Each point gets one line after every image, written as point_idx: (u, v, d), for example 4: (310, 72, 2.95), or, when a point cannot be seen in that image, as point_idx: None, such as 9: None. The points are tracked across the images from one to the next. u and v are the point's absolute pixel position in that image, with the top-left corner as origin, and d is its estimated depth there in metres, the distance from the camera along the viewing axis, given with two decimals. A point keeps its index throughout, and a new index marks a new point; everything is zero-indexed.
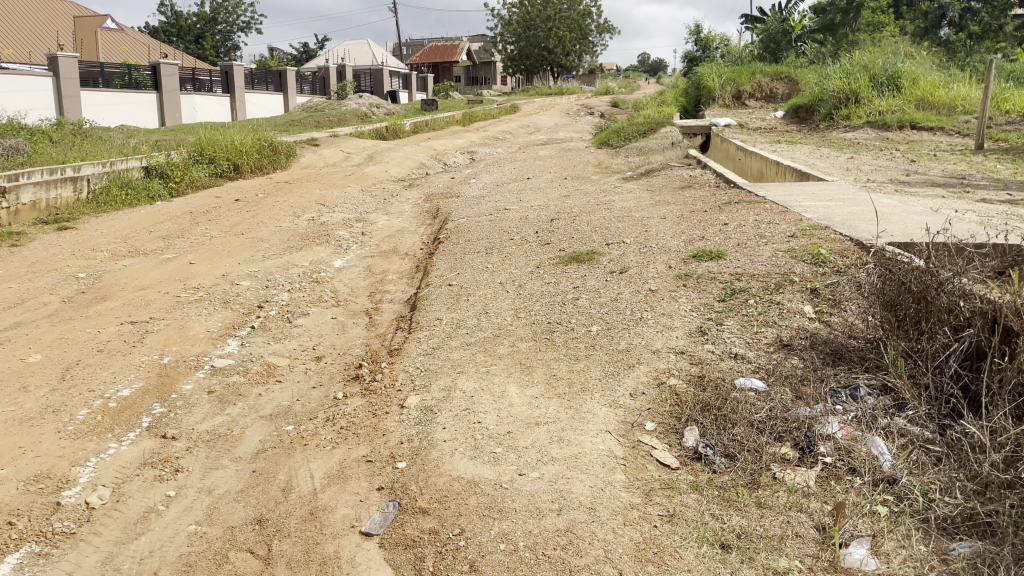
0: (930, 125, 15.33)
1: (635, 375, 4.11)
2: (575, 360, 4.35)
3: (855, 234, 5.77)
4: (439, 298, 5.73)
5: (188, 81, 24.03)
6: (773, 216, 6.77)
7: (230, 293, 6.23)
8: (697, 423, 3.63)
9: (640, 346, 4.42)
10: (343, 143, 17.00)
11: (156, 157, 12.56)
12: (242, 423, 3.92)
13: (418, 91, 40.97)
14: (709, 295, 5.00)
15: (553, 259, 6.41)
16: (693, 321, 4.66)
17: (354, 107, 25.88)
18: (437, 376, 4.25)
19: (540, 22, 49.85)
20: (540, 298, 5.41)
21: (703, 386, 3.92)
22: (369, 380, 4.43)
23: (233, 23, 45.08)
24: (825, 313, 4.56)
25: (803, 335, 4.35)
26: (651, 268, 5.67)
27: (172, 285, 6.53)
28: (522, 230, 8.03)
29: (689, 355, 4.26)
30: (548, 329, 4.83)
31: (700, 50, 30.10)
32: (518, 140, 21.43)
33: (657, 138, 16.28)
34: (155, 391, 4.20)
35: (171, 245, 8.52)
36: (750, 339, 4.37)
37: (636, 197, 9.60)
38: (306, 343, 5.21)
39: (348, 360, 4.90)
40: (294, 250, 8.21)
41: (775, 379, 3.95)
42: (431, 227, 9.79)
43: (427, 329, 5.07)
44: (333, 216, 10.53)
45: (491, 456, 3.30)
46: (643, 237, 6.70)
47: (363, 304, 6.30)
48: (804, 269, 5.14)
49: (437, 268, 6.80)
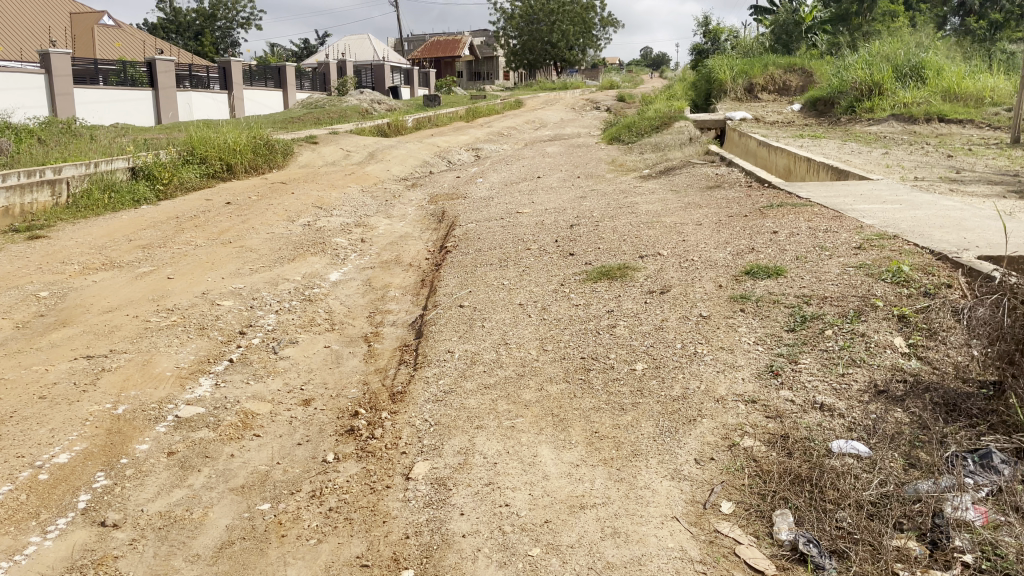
0: (958, 117, 14.46)
1: (699, 433, 3.28)
2: (618, 411, 3.52)
3: (936, 245, 4.94)
4: (449, 323, 4.90)
5: (185, 77, 23.11)
6: (829, 222, 5.94)
7: (207, 316, 5.41)
8: (787, 504, 2.82)
9: (698, 392, 3.59)
10: (343, 141, 16.11)
11: (143, 157, 11.75)
12: (205, 501, 3.12)
13: (420, 86, 40.15)
14: (775, 323, 4.17)
15: (579, 274, 5.59)
16: (760, 358, 3.83)
17: (354, 103, 25.01)
18: (449, 433, 3.43)
19: (544, 16, 48.75)
20: (569, 324, 4.59)
21: (787, 450, 3.11)
22: (366, 436, 3.59)
23: (232, 20, 44.32)
24: (922, 348, 3.75)
25: (901, 379, 3.52)
26: (698, 288, 4.84)
27: (143, 306, 5.71)
28: (539, 238, 7.20)
29: (764, 406, 3.43)
30: (582, 367, 4.00)
31: (709, 42, 29.21)
32: (524, 136, 20.56)
33: (673, 134, 15.31)
34: (100, 456, 3.40)
35: (150, 257, 7.70)
36: (837, 384, 3.52)
37: (661, 199, 8.75)
38: (293, 382, 4.39)
39: (342, 405, 4.07)
40: (285, 261, 7.38)
41: (879, 441, 3.13)
42: (437, 233, 8.97)
43: (436, 365, 4.24)
44: (331, 220, 9.72)
45: (525, 564, 2.51)
46: (682, 247, 5.86)
47: (360, 329, 5.48)
48: (886, 291, 4.30)
49: (445, 284, 5.97)
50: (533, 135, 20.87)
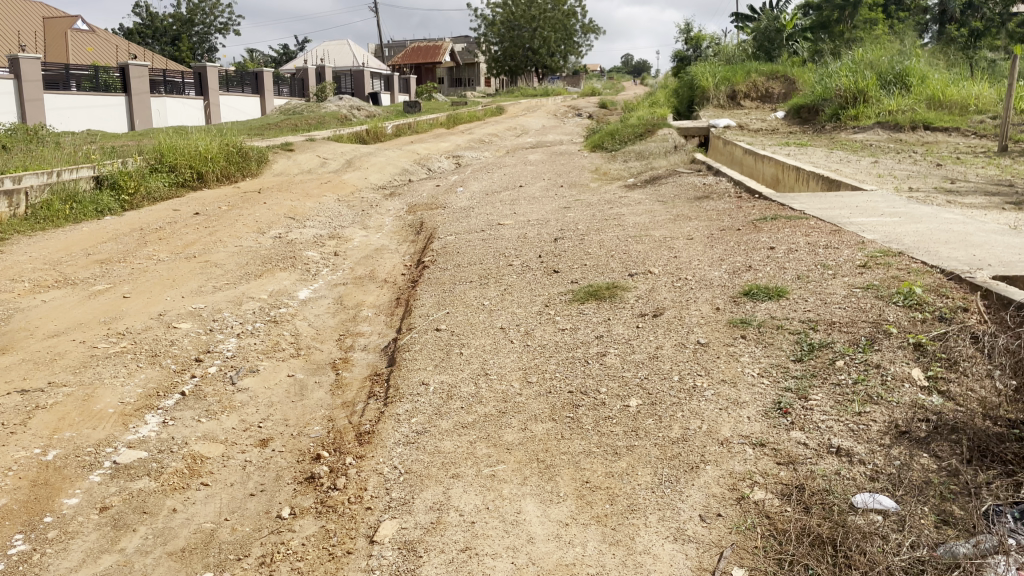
0: (944, 125, 14.27)
1: (703, 483, 2.91)
2: (611, 457, 3.14)
3: (947, 264, 4.61)
4: (424, 350, 4.50)
5: (160, 83, 22.54)
6: (828, 237, 5.62)
7: (161, 342, 4.97)
8: (808, 571, 2.45)
9: (699, 434, 3.23)
10: (320, 148, 15.66)
11: (109, 166, 11.26)
12: (137, 570, 2.71)
13: (400, 93, 39.73)
14: (779, 353, 3.81)
15: (565, 293, 5.22)
16: (766, 394, 3.47)
17: (333, 109, 24.53)
18: (421, 484, 3.03)
19: (525, 22, 48.48)
20: (555, 352, 4.22)
21: (804, 504, 2.74)
22: (327, 486, 3.19)
23: (210, 25, 43.65)
24: (944, 382, 3.40)
25: (925, 418, 3.17)
26: (694, 311, 4.49)
27: (92, 330, 5.26)
28: (521, 252, 6.82)
29: (774, 451, 3.06)
30: (570, 403, 3.62)
31: (691, 49, 29.03)
32: (505, 144, 20.20)
33: (657, 141, 15.01)
34: (19, 516, 3.00)
35: (108, 272, 7.23)
36: (854, 425, 3.16)
37: (649, 210, 8.42)
38: (251, 418, 3.98)
39: (303, 447, 3.66)
40: (251, 277, 6.93)
41: (907, 493, 2.76)
42: (415, 246, 8.57)
43: (408, 399, 3.83)
44: (304, 231, 9.29)
45: None
46: (674, 264, 5.51)
47: (329, 354, 5.06)
48: (898, 315, 3.95)
49: (420, 304, 5.57)
50: (514, 142, 20.52)
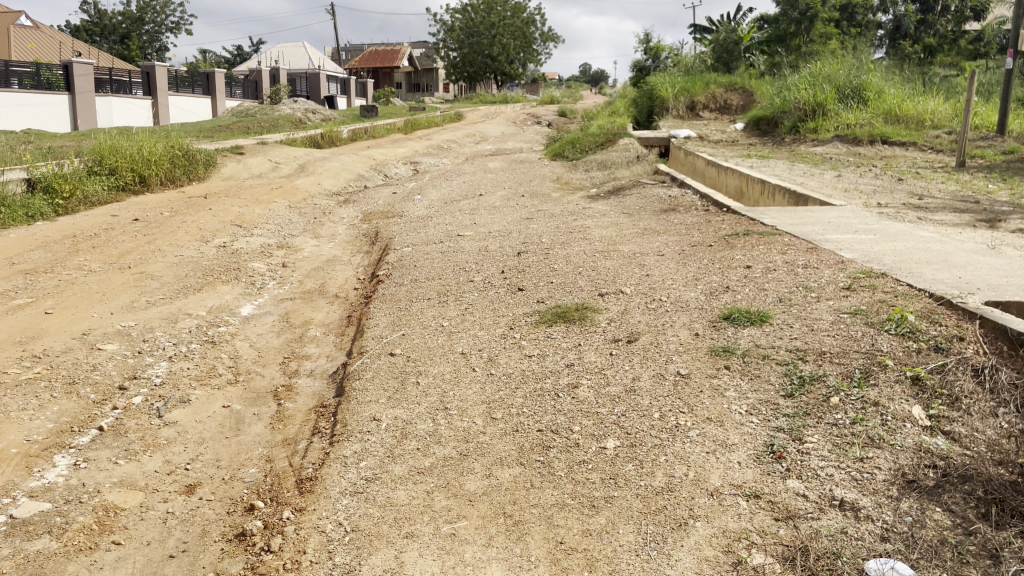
0: (901, 139, 14.30)
1: (694, 544, 2.56)
2: (588, 511, 2.77)
3: (935, 288, 4.34)
4: (376, 378, 4.08)
5: (106, 82, 21.63)
6: (806, 255, 5.36)
7: (81, 367, 4.45)
8: None
9: (686, 483, 2.87)
10: (272, 152, 15.06)
11: (43, 168, 10.56)
12: None
13: (357, 96, 39.09)
14: (768, 387, 3.48)
15: (531, 314, 4.85)
16: (756, 435, 3.13)
17: (287, 113, 23.88)
18: (369, 547, 2.61)
19: (484, 28, 48.13)
20: (520, 382, 3.83)
21: (810, 572, 2.39)
22: (260, 546, 2.75)
23: (162, 23, 42.42)
24: (948, 422, 3.09)
25: (934, 464, 2.85)
26: (671, 336, 4.15)
27: (3, 352, 4.71)
28: (482, 266, 6.44)
29: (771, 504, 2.72)
30: (539, 444, 3.24)
31: (650, 59, 28.99)
32: (464, 151, 19.81)
33: (619, 150, 14.77)
34: None
35: (31, 284, 6.62)
36: (858, 474, 2.83)
37: (614, 222, 8.11)
38: (178, 459, 3.51)
39: (235, 495, 3.21)
40: (190, 291, 6.41)
41: (923, 556, 2.43)
42: (369, 257, 8.12)
43: (357, 438, 3.41)
44: (251, 240, 8.77)
45: None
46: (646, 283, 5.18)
47: (270, 380, 4.60)
48: (892, 345, 3.65)
49: (373, 323, 5.13)
50: (474, 149, 20.16)
